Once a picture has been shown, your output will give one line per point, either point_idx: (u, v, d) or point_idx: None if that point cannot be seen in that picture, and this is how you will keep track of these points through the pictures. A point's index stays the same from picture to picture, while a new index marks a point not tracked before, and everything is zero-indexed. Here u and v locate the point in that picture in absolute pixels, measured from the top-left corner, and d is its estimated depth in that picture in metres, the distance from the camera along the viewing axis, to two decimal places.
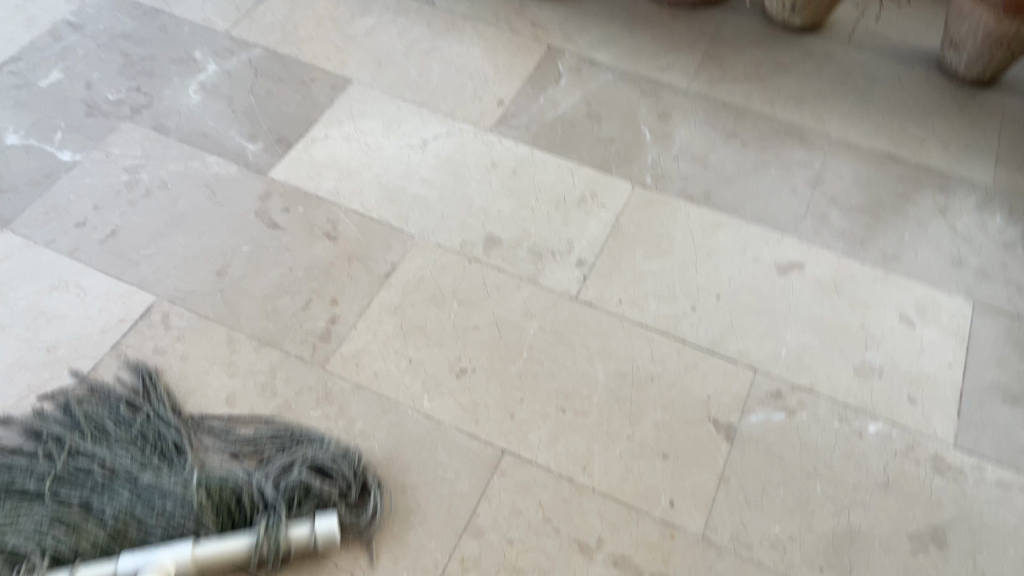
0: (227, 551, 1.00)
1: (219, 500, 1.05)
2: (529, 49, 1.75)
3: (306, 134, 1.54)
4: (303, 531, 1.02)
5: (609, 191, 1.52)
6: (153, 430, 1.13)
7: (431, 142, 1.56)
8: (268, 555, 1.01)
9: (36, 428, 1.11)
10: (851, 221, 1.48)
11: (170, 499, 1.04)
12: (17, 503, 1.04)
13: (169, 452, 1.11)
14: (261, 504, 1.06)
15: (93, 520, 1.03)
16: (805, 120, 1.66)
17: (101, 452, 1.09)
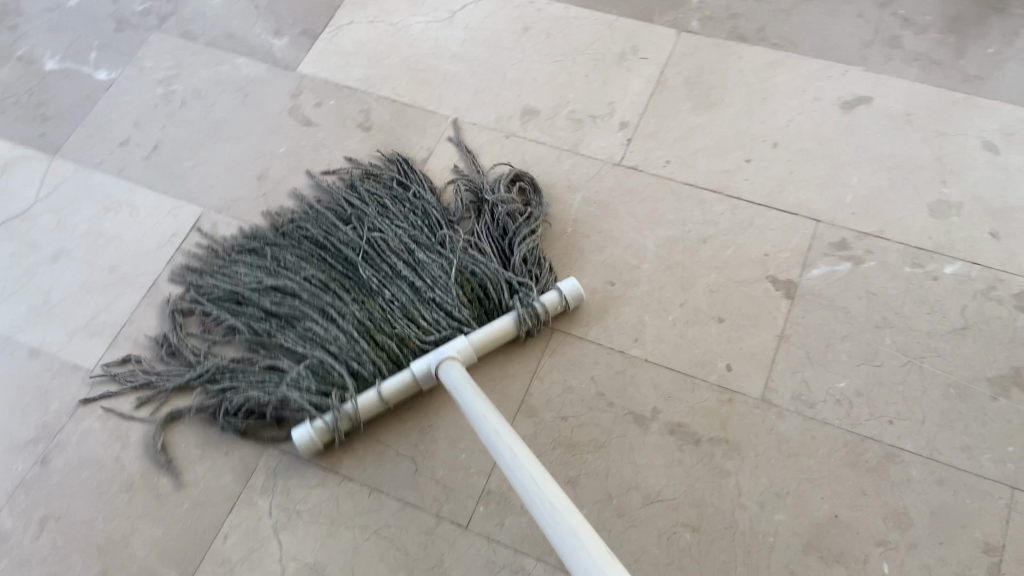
0: (499, 330, 1.08)
1: (471, 291, 1.12)
2: None
3: (330, 22, 1.48)
4: (555, 298, 1.11)
5: (653, 41, 1.40)
6: (419, 205, 1.22)
7: (459, 14, 1.47)
8: (530, 325, 1.10)
9: (296, 227, 1.20)
10: (927, 42, 1.32)
11: (431, 309, 1.10)
12: (312, 293, 1.13)
13: (434, 228, 1.19)
14: (507, 282, 1.12)
15: (383, 311, 1.11)
16: None
17: (375, 232, 1.18)
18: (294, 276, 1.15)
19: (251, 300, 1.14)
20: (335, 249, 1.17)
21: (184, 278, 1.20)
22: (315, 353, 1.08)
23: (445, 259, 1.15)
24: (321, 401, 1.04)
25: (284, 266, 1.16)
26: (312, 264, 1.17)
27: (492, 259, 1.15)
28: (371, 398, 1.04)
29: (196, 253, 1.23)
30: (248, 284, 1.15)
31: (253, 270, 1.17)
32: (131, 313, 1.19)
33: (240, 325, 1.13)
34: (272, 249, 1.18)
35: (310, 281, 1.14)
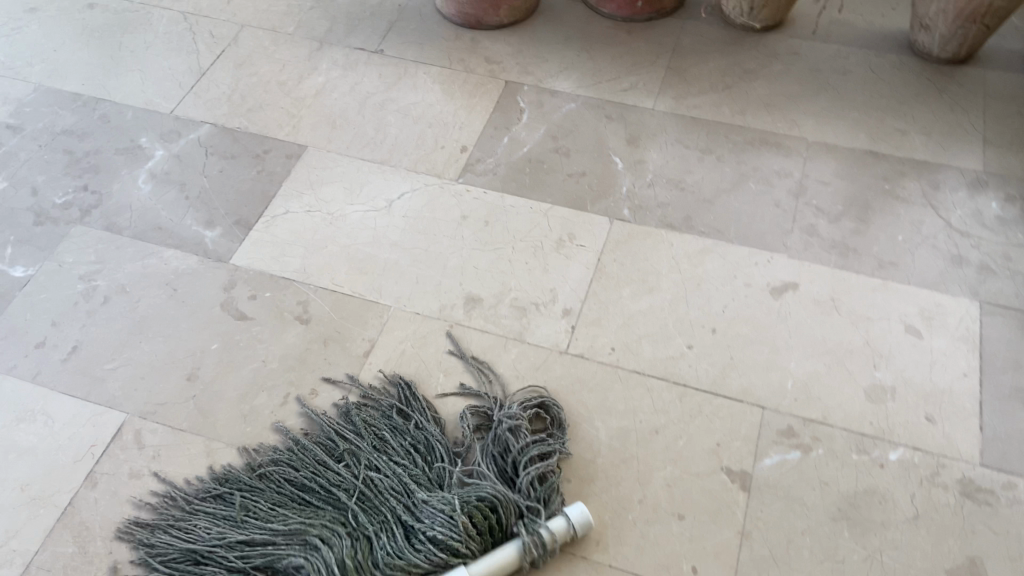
0: (501, 561, 1.03)
1: (480, 519, 1.05)
2: (486, 86, 1.69)
3: (265, 211, 1.46)
4: (561, 523, 1.06)
5: (588, 229, 1.45)
6: (421, 437, 1.15)
7: (397, 202, 1.49)
8: (535, 554, 1.04)
9: (276, 465, 1.13)
10: (840, 229, 1.43)
11: (428, 554, 1.02)
12: (290, 543, 1.04)
13: (428, 455, 1.14)
14: (514, 510, 1.07)
15: (373, 559, 1.03)
16: (780, 125, 1.60)
17: (363, 468, 1.11)
18: (264, 526, 1.06)
19: (218, 551, 1.05)
20: (313, 486, 1.10)
21: (130, 535, 1.08)
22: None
23: (437, 488, 1.09)
24: None
25: (259, 514, 1.08)
26: (288, 508, 1.08)
27: (489, 480, 1.10)
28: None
29: (146, 503, 1.12)
30: (213, 535, 1.06)
31: (215, 525, 1.07)
32: (42, 541, 1.09)
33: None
34: (241, 495, 1.10)
35: (287, 523, 1.06)
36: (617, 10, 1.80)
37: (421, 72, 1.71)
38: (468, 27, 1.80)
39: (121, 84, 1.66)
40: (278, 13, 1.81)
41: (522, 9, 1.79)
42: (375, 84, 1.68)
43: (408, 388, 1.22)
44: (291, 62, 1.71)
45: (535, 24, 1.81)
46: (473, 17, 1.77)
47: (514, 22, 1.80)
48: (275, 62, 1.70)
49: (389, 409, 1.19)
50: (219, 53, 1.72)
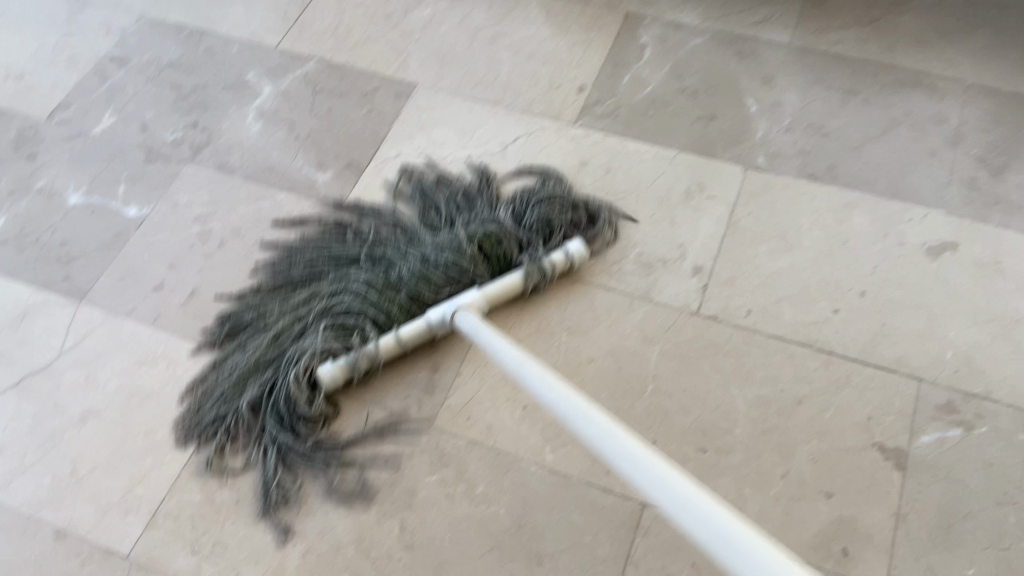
0: (509, 285, 1.19)
1: (491, 246, 1.22)
2: (604, 20, 1.57)
3: (376, 153, 1.40)
4: (561, 256, 1.22)
5: (718, 179, 1.35)
6: (443, 214, 1.30)
7: (512, 145, 1.41)
8: (538, 278, 1.20)
9: (298, 274, 1.23)
10: (1004, 183, 1.29)
11: (445, 277, 1.18)
12: (317, 310, 1.16)
13: (431, 231, 1.27)
14: (517, 244, 1.24)
15: (395, 297, 1.16)
16: (934, 64, 1.44)
17: (376, 247, 1.24)
18: (293, 307, 1.18)
19: (253, 327, 1.18)
20: (332, 258, 1.24)
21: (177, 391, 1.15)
22: (331, 335, 1.14)
23: (446, 233, 1.25)
24: (346, 343, 1.13)
25: (281, 313, 1.18)
26: (307, 291, 1.20)
27: (496, 221, 1.26)
28: (390, 343, 1.13)
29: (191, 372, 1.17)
30: (246, 330, 1.18)
31: (245, 344, 1.16)
32: (170, 487, 1.09)
33: (252, 347, 1.15)
34: (259, 307, 1.19)
35: (309, 294, 1.19)
36: None
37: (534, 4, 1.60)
38: None
39: (225, 16, 1.61)
40: None
41: None
42: (486, 18, 1.58)
43: (417, 167, 1.37)
44: None
45: None
46: None
47: None
48: None
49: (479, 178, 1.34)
50: None
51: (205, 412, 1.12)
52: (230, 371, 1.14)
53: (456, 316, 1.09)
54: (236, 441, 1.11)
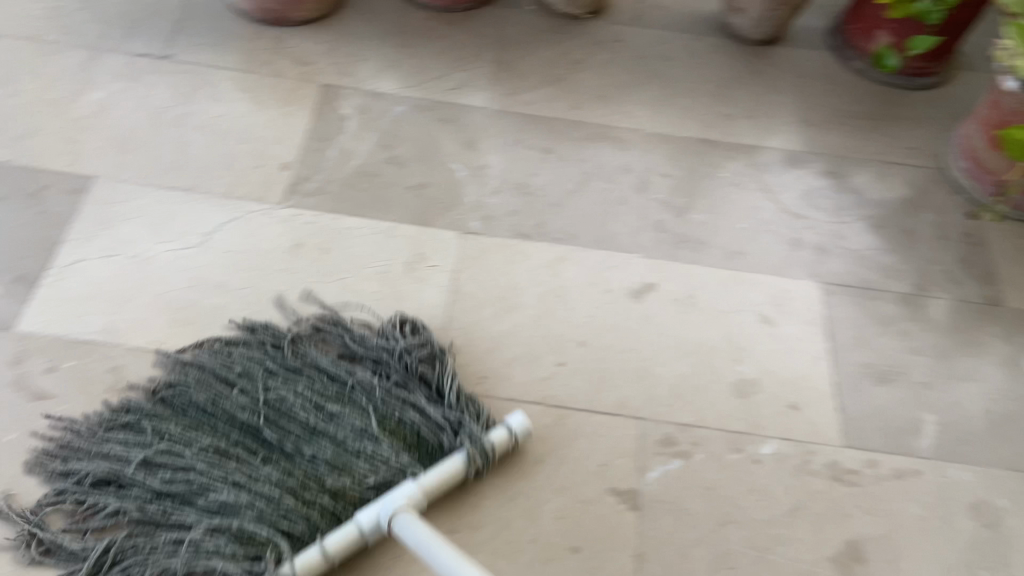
0: (448, 476, 1.02)
1: (400, 428, 1.07)
2: (300, 93, 1.53)
3: (51, 260, 1.23)
4: (502, 437, 1.07)
5: (436, 247, 1.36)
6: (305, 361, 1.12)
7: (215, 234, 1.31)
8: (479, 462, 1.05)
9: (194, 413, 1.06)
10: (685, 222, 1.44)
11: (366, 461, 1.02)
12: (215, 476, 1.00)
13: (342, 388, 1.10)
14: (439, 423, 1.08)
15: (305, 478, 1.01)
16: (615, 118, 1.58)
17: (270, 395, 1.07)
18: (159, 487, 0.99)
19: (205, 469, 1.00)
20: (230, 418, 1.06)
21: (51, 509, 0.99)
22: (229, 530, 0.96)
23: (341, 389, 1.10)
24: (252, 566, 0.93)
25: (157, 488, 0.99)
26: (207, 435, 1.04)
27: (423, 407, 1.09)
28: (315, 559, 0.93)
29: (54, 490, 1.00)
30: (134, 475, 1.00)
31: (108, 514, 0.98)
32: None
33: (132, 502, 0.98)
34: (138, 449, 1.02)
35: (209, 450, 1.02)
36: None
37: (224, 81, 1.52)
38: (273, 24, 1.62)
39: None
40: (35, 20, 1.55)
41: (328, 4, 1.64)
42: (169, 96, 1.47)
43: (409, 318, 1.20)
44: (61, 76, 1.46)
45: (347, 20, 1.67)
46: (275, 13, 1.60)
47: (320, 18, 1.65)
48: (40, 76, 1.45)
49: (306, 325, 1.17)
50: None
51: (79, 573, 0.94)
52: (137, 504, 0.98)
53: (395, 522, 0.91)
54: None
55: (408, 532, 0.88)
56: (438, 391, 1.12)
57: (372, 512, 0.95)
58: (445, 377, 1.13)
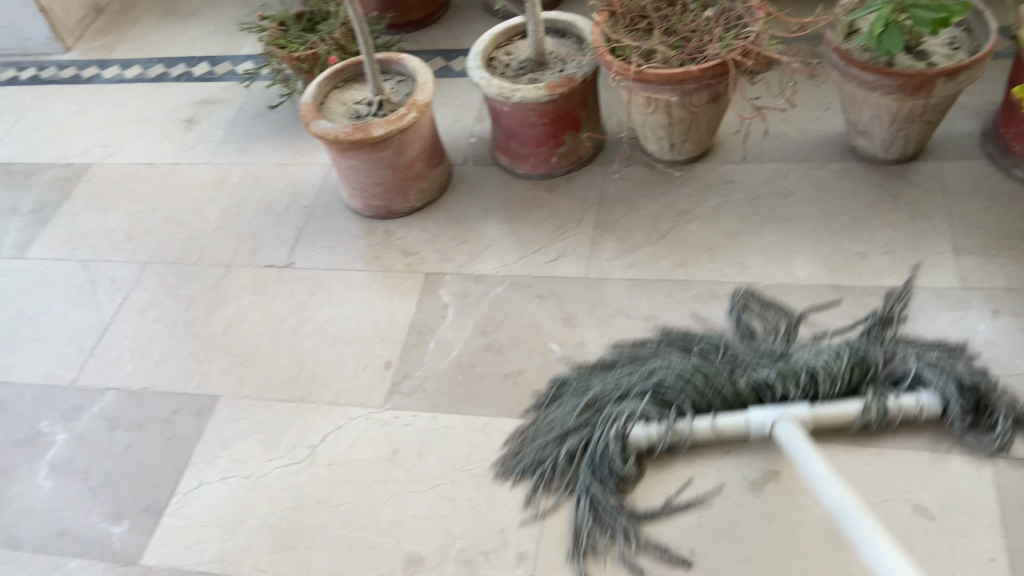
0: (843, 413, 1.15)
1: (829, 381, 1.17)
2: (405, 283, 1.58)
3: (176, 488, 1.33)
4: (911, 400, 1.14)
5: (532, 440, 1.29)
6: (858, 350, 1.20)
7: (319, 446, 1.34)
8: (874, 421, 1.15)
9: (717, 344, 1.29)
10: None
11: (797, 387, 1.18)
12: (717, 373, 1.22)
13: (859, 380, 1.18)
14: (888, 384, 1.18)
15: (722, 401, 1.20)
16: (727, 271, 1.44)
17: (804, 355, 1.22)
18: (716, 377, 1.22)
19: (638, 381, 1.25)
20: (728, 368, 1.24)
21: (513, 463, 1.26)
22: (654, 402, 1.22)
23: (841, 373, 1.17)
24: (658, 414, 1.21)
25: (669, 375, 1.23)
26: (687, 386, 1.21)
27: (859, 395, 1.17)
28: (704, 427, 1.18)
29: (519, 458, 1.26)
30: (633, 386, 1.25)
31: (617, 380, 1.27)
32: None
33: (646, 382, 1.24)
34: (689, 360, 1.26)
35: (653, 403, 1.22)
36: (533, 168, 1.70)
37: (336, 283, 1.61)
38: (381, 217, 1.71)
39: (20, 359, 1.58)
40: (181, 243, 1.76)
41: (432, 189, 1.71)
42: (287, 304, 1.59)
43: (754, 293, 1.38)
44: (199, 297, 1.63)
45: (450, 202, 1.72)
46: (383, 207, 1.69)
47: (426, 204, 1.72)
48: (183, 301, 1.63)
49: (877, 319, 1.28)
50: (122, 301, 1.65)
51: (526, 455, 1.25)
52: (575, 413, 1.25)
53: (777, 429, 1.13)
54: (552, 485, 1.22)
55: (790, 445, 1.08)
56: (886, 391, 1.17)
57: (785, 419, 1.13)
58: (959, 372, 1.15)
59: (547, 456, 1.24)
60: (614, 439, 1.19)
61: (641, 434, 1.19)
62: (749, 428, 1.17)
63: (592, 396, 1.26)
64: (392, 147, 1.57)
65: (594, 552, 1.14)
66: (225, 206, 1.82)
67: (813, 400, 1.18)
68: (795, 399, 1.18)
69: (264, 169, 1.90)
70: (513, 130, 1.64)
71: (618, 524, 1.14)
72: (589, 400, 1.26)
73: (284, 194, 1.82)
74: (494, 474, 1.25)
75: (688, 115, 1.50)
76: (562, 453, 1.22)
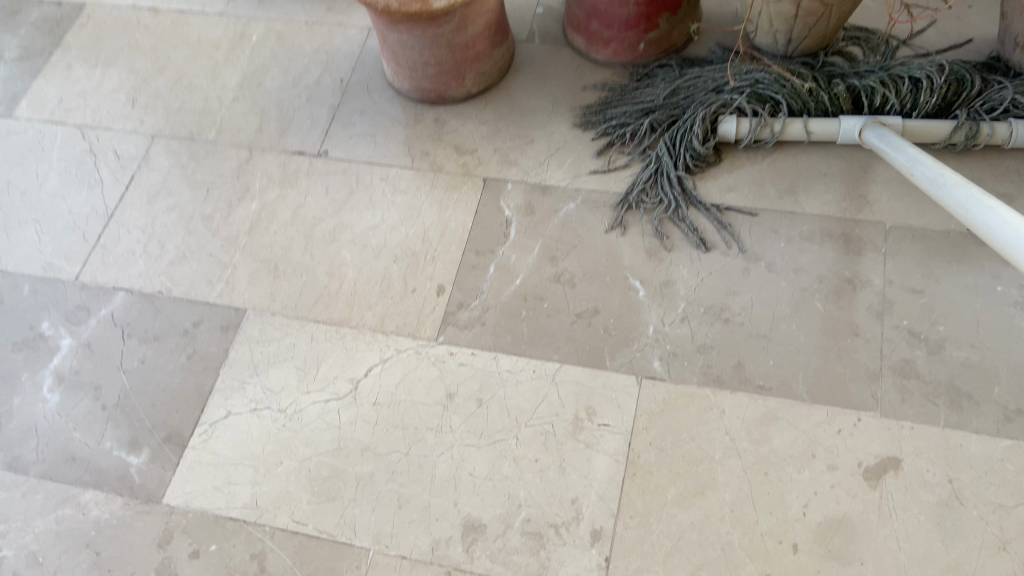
0: (933, 129, 1.24)
1: (923, 95, 1.25)
2: (460, 190, 1.36)
3: (201, 418, 1.18)
4: (1005, 129, 1.22)
5: (610, 396, 1.13)
6: (961, 70, 1.27)
7: (362, 382, 1.18)
8: (960, 142, 1.23)
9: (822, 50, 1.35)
10: (944, 362, 1.08)
11: (892, 95, 1.26)
12: (817, 77, 1.30)
13: (955, 96, 1.25)
14: (983, 110, 1.24)
15: (815, 105, 1.29)
16: (844, 206, 1.24)
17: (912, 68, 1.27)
18: (816, 78, 1.29)
19: (743, 78, 1.32)
20: (826, 73, 1.31)
21: (604, 113, 1.40)
22: (750, 96, 1.30)
23: (934, 88, 1.24)
24: (754, 110, 1.29)
25: (770, 70, 1.32)
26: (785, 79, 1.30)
27: (950, 111, 1.26)
28: (795, 127, 1.28)
29: (603, 111, 1.40)
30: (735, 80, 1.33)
31: (718, 71, 1.35)
32: None
33: (755, 74, 1.31)
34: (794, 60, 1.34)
35: (752, 95, 1.30)
36: (614, 56, 1.44)
37: (379, 182, 1.39)
38: (432, 103, 1.46)
39: (12, 244, 1.37)
40: (192, 113, 1.50)
41: (493, 73, 1.45)
42: (322, 204, 1.37)
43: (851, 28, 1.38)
44: (217, 185, 1.40)
45: (512, 89, 1.47)
46: (435, 92, 1.44)
47: (484, 90, 1.46)
48: (197, 188, 1.40)
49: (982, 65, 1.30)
50: (125, 181, 1.42)
51: (617, 123, 1.37)
52: (666, 90, 1.36)
53: (865, 133, 1.22)
54: (627, 147, 1.37)
55: (881, 142, 1.16)
56: (977, 107, 1.24)
57: (876, 125, 1.21)
58: None
59: (632, 124, 1.36)
60: (703, 121, 1.30)
61: (729, 126, 1.29)
62: (838, 134, 1.27)
63: (685, 82, 1.37)
64: (453, 21, 1.30)
65: (642, 207, 1.29)
66: (244, 72, 1.55)
67: (905, 114, 1.26)
68: (891, 108, 1.26)
69: (289, 28, 1.60)
70: (596, 7, 1.36)
71: (680, 193, 1.28)
72: (683, 84, 1.36)
73: (315, 62, 1.54)
74: (590, 188, 1.33)
75: (822, 7, 1.22)
76: (646, 122, 1.34)
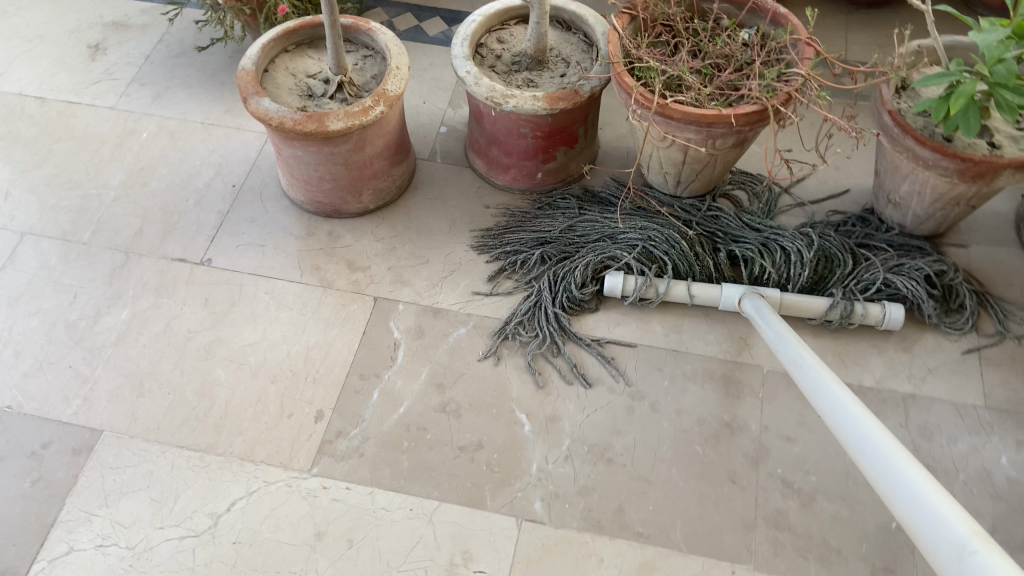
0: (812, 307, 1.25)
1: (797, 270, 1.29)
2: (347, 307, 1.32)
3: (37, 554, 1.07)
4: (877, 310, 1.24)
5: (487, 540, 1.08)
6: (831, 247, 1.32)
7: (224, 517, 1.10)
8: (836, 319, 1.25)
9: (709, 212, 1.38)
10: (816, 514, 1.09)
11: (768, 265, 1.29)
12: (701, 241, 1.34)
13: (827, 273, 1.30)
14: (855, 288, 1.27)
15: (699, 268, 1.31)
16: (725, 347, 1.26)
17: (790, 240, 1.31)
18: (700, 243, 1.33)
19: (634, 232, 1.34)
20: (711, 238, 1.35)
21: (496, 239, 1.40)
22: (638, 252, 1.32)
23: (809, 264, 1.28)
24: (641, 267, 1.30)
25: (659, 230, 1.34)
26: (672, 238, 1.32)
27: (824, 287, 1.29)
28: (681, 290, 1.28)
29: (497, 236, 1.40)
30: (625, 233, 1.35)
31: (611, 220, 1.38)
32: None
33: (644, 231, 1.34)
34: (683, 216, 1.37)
35: (640, 252, 1.32)
36: (513, 181, 1.45)
37: (263, 294, 1.34)
38: (326, 215, 1.44)
39: None
40: (70, 210, 1.42)
41: (391, 190, 1.44)
42: (200, 315, 1.30)
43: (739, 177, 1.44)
44: (87, 289, 1.32)
45: (410, 206, 1.46)
46: (330, 205, 1.41)
47: (381, 206, 1.45)
48: (65, 290, 1.31)
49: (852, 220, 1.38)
50: None
51: (511, 246, 1.38)
52: (563, 226, 1.38)
53: (744, 300, 1.22)
54: (513, 274, 1.37)
55: (756, 313, 1.16)
56: (850, 283, 1.28)
57: (756, 292, 1.23)
58: (917, 271, 1.28)
59: (525, 253, 1.37)
60: (591, 261, 1.32)
61: (616, 281, 1.28)
62: (719, 300, 1.27)
63: (583, 218, 1.38)
64: (351, 143, 1.29)
65: (514, 339, 1.28)
66: (131, 169, 1.49)
67: (782, 286, 1.29)
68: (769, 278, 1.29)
69: (185, 128, 1.56)
70: (496, 136, 1.38)
71: (554, 328, 1.28)
72: (579, 223, 1.38)
73: (207, 165, 1.50)
74: (481, 314, 1.31)
75: (708, 155, 1.26)
76: (537, 254, 1.35)
